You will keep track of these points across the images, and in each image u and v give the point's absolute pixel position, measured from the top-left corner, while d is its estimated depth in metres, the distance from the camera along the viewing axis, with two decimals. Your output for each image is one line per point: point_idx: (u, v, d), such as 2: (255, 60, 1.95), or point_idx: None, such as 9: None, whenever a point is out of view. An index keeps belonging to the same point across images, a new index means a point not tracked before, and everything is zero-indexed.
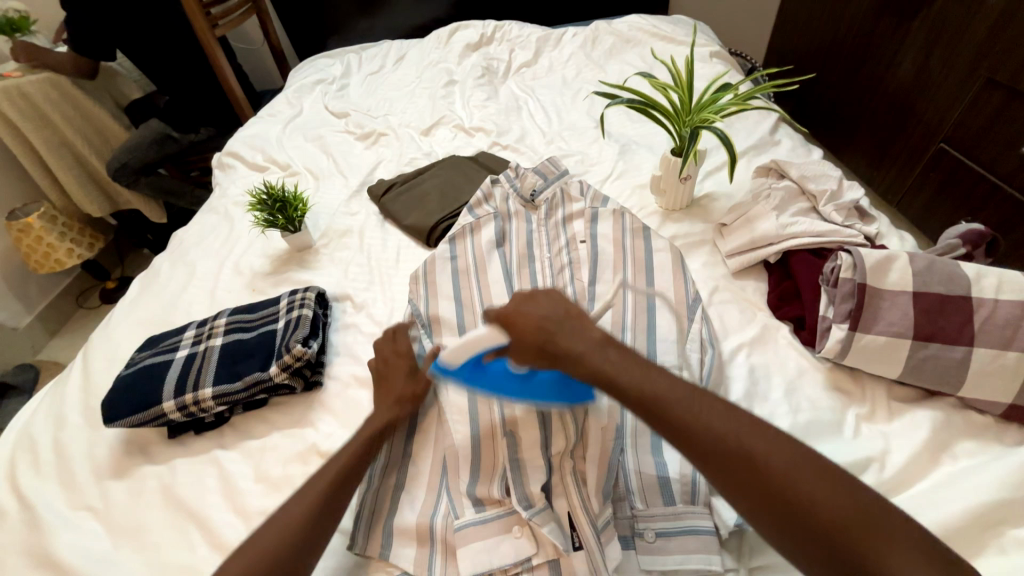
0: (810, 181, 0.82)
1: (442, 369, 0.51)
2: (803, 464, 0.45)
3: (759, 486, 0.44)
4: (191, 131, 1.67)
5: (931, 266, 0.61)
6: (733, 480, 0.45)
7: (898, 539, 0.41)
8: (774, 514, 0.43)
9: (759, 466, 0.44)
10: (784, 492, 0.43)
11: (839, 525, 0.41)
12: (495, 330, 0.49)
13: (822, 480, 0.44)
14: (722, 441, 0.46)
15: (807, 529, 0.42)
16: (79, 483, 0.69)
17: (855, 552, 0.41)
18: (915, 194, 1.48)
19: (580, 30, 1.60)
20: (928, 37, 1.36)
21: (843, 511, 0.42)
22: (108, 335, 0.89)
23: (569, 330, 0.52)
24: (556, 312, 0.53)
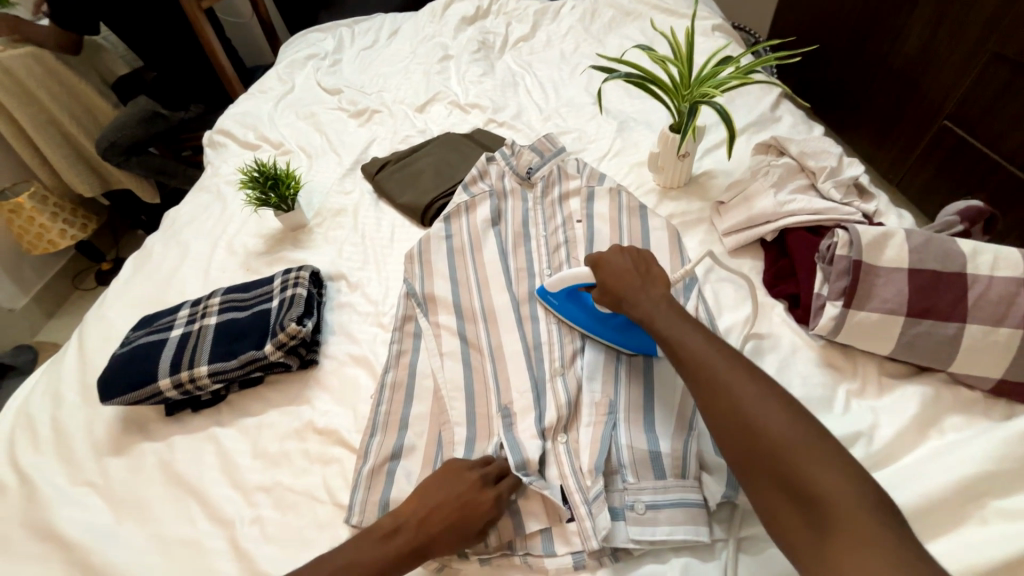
0: (810, 158, 0.80)
1: (545, 292, 0.72)
2: (781, 405, 0.46)
3: (727, 408, 0.47)
4: (180, 109, 1.64)
5: (928, 242, 0.61)
6: (714, 410, 0.47)
7: (854, 488, 0.40)
8: (742, 450, 0.45)
9: (734, 393, 0.47)
10: (747, 417, 0.45)
11: (792, 458, 0.42)
12: (589, 270, 0.67)
13: (796, 422, 0.44)
14: (709, 367, 0.50)
15: (760, 455, 0.43)
16: (79, 460, 0.70)
17: (801, 485, 0.41)
18: (916, 174, 1.46)
19: (578, 2, 1.55)
20: (936, 9, 1.32)
21: (812, 468, 0.41)
22: (103, 315, 0.89)
23: (639, 284, 0.62)
24: (633, 269, 0.64)
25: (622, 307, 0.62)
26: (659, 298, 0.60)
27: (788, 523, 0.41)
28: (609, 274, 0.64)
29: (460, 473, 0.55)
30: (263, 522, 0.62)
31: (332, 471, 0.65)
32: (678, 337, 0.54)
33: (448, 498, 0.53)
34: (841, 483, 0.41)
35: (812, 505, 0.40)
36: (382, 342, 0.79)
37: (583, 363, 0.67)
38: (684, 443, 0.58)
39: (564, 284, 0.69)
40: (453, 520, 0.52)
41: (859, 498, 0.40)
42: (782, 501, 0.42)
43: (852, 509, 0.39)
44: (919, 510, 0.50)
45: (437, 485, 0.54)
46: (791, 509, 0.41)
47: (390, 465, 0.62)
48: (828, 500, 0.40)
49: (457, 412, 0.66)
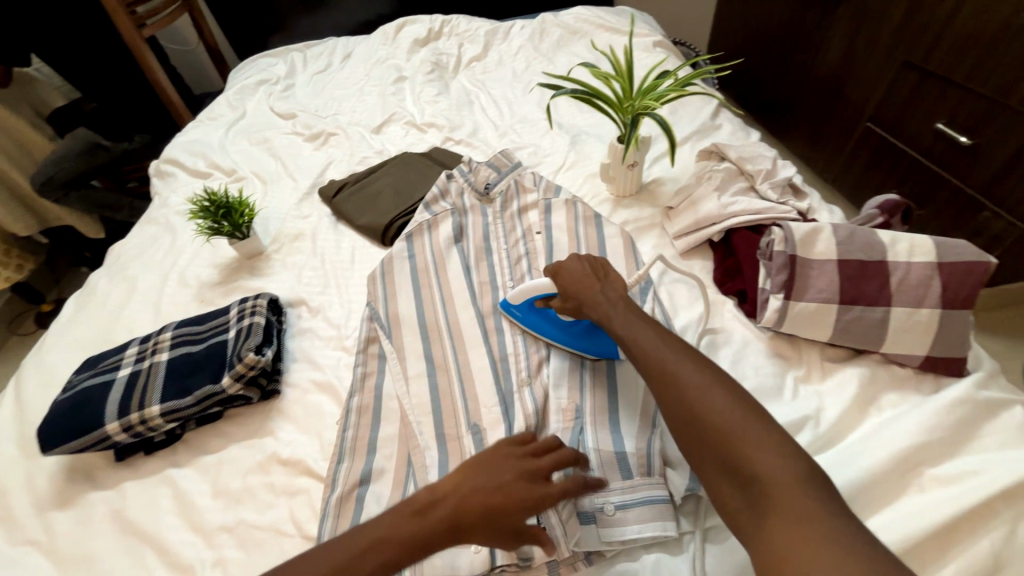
0: (747, 162, 0.86)
1: (508, 305, 0.74)
2: (724, 389, 0.48)
3: (675, 395, 0.49)
4: (125, 140, 1.59)
5: (853, 235, 0.66)
6: (663, 400, 0.50)
7: (791, 463, 0.42)
8: (690, 435, 0.47)
9: (680, 380, 0.49)
10: (692, 403, 0.47)
11: (733, 439, 0.44)
12: (548, 280, 0.69)
13: (738, 405, 0.46)
14: (659, 358, 0.52)
15: (706, 439, 0.45)
16: (18, 517, 0.65)
17: (740, 464, 0.43)
18: (849, 171, 1.57)
19: (527, 23, 1.61)
20: (851, 23, 1.44)
21: (753, 446, 0.43)
22: (42, 359, 0.83)
23: (596, 287, 0.64)
24: (589, 272, 0.66)
25: (583, 311, 0.64)
26: (615, 297, 0.62)
27: (732, 503, 0.43)
28: (567, 280, 0.66)
29: (509, 461, 0.49)
30: (225, 563, 0.59)
31: (298, 502, 0.63)
32: (631, 332, 0.57)
33: (487, 490, 0.47)
34: (779, 459, 0.42)
35: (752, 482, 0.42)
36: (347, 366, 0.77)
37: (549, 370, 0.68)
38: (648, 442, 0.60)
39: (525, 297, 0.71)
40: (493, 517, 0.45)
41: (796, 473, 0.41)
42: (726, 482, 0.44)
43: (787, 482, 0.41)
44: (864, 484, 0.53)
45: (474, 476, 0.48)
46: (734, 490, 0.43)
47: (360, 491, 0.61)
48: (768, 480, 0.41)
49: (426, 430, 0.65)
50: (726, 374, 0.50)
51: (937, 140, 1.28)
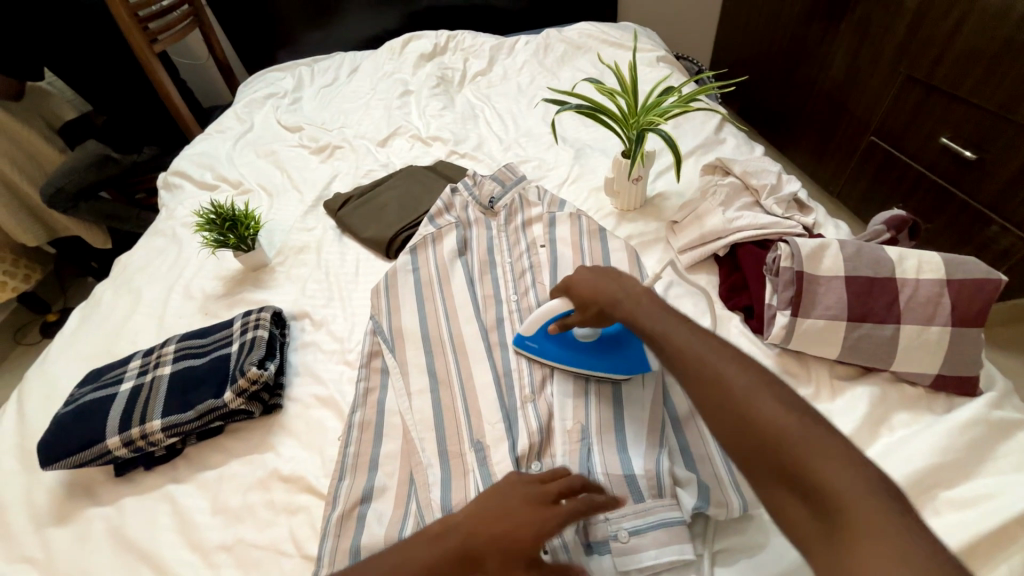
0: (752, 177, 0.86)
1: (522, 339, 0.70)
2: (773, 394, 0.46)
3: (722, 399, 0.46)
4: (134, 152, 1.60)
5: (860, 251, 0.65)
6: (708, 404, 0.47)
7: (854, 470, 0.39)
8: (740, 440, 0.44)
9: (724, 381, 0.47)
10: (741, 406, 0.45)
11: (788, 444, 0.41)
12: (564, 299, 0.68)
13: (789, 409, 0.44)
14: (699, 361, 0.50)
15: (758, 445, 0.43)
16: (15, 534, 0.64)
17: (799, 471, 0.40)
18: (854, 184, 1.57)
19: (532, 39, 1.63)
20: (854, 39, 1.46)
21: (811, 452, 0.40)
22: (45, 371, 0.83)
23: (615, 287, 0.64)
24: (604, 275, 0.67)
25: (607, 313, 0.63)
26: (635, 294, 0.62)
27: (793, 515, 0.40)
28: (585, 287, 0.66)
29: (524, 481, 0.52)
30: None
31: (299, 521, 0.62)
32: (665, 333, 0.55)
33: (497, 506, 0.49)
34: (838, 464, 0.39)
35: (813, 492, 0.39)
36: (349, 380, 0.77)
37: (553, 389, 0.67)
38: (657, 461, 0.57)
39: (538, 325, 0.69)
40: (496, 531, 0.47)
41: (861, 483, 0.38)
42: (783, 492, 0.41)
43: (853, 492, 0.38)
44: None
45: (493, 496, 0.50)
46: (794, 500, 0.40)
47: (361, 509, 0.60)
48: (832, 489, 0.38)
49: (429, 447, 0.65)
50: (773, 378, 0.48)
51: (942, 154, 1.28)
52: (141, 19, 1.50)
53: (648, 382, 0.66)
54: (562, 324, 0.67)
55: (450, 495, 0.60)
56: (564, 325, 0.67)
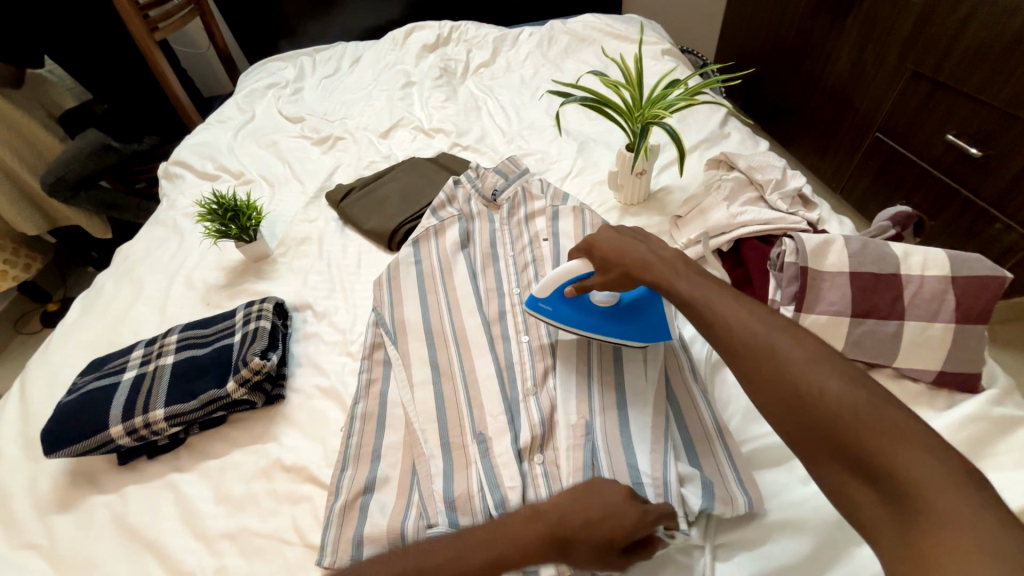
0: (757, 172, 0.86)
1: (541, 301, 0.68)
2: (833, 368, 0.42)
3: (775, 377, 0.43)
4: (134, 141, 1.58)
5: (865, 246, 0.65)
6: (761, 381, 0.44)
7: (931, 454, 0.35)
8: (798, 420, 0.41)
9: (778, 357, 0.44)
10: (797, 384, 0.42)
11: (853, 424, 0.38)
12: (583, 261, 0.67)
13: (853, 386, 0.40)
14: (747, 333, 0.47)
15: (818, 425, 0.40)
16: (19, 520, 0.64)
17: (864, 453, 0.37)
18: (857, 181, 1.57)
19: (535, 30, 1.62)
20: (860, 34, 1.45)
21: (881, 435, 0.37)
22: (47, 359, 0.84)
23: (642, 249, 0.63)
24: (628, 237, 0.66)
25: (632, 275, 0.62)
26: (662, 255, 0.62)
27: (856, 497, 0.37)
28: (607, 249, 0.65)
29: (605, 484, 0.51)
30: (226, 571, 0.58)
31: (301, 510, 0.63)
32: (708, 304, 0.52)
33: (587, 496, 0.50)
34: (909, 446, 0.36)
35: (878, 475, 0.36)
36: (351, 372, 0.77)
37: (556, 383, 0.68)
38: (663, 463, 0.57)
39: (557, 287, 0.68)
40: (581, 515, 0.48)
41: (937, 465, 0.35)
42: (846, 475, 0.38)
43: (927, 475, 0.34)
44: None
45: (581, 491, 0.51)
46: (860, 484, 0.37)
47: (363, 500, 0.60)
48: (905, 476, 0.35)
49: (431, 438, 0.65)
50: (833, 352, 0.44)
51: (948, 152, 1.27)
52: (141, 7, 1.49)
53: (651, 378, 0.66)
54: (580, 286, 0.67)
55: (452, 485, 0.60)
56: (582, 287, 0.67)
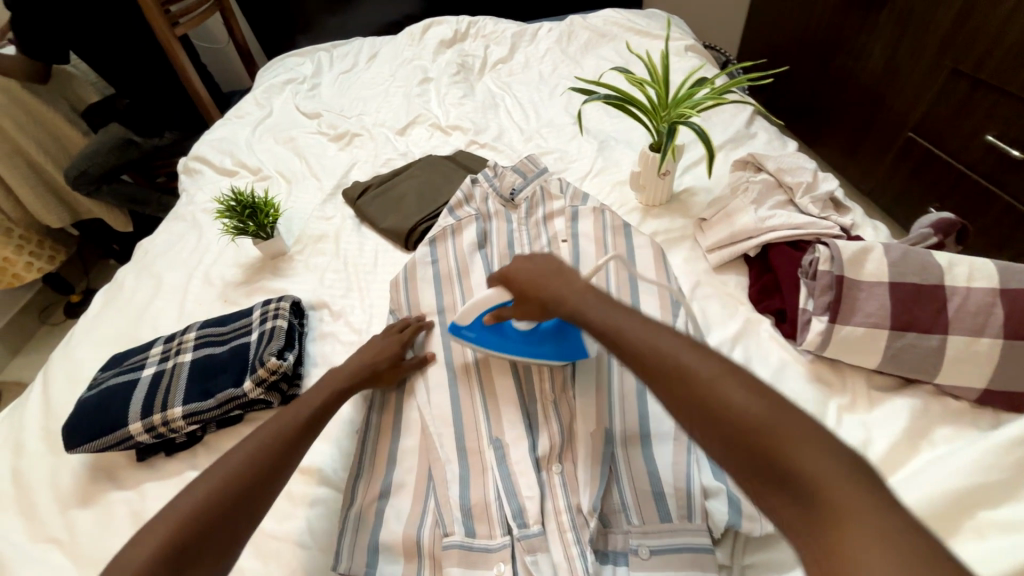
0: (786, 174, 0.82)
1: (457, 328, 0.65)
2: (737, 376, 0.40)
3: (685, 391, 0.41)
4: (154, 135, 1.59)
5: (906, 255, 0.62)
6: (674, 399, 0.41)
7: (836, 457, 0.34)
8: (714, 436, 0.39)
9: (684, 371, 0.42)
10: (706, 398, 0.40)
11: (760, 435, 0.37)
12: (499, 290, 0.63)
13: (758, 393, 0.38)
14: (651, 347, 0.45)
15: (733, 438, 0.38)
16: (41, 513, 0.65)
17: (774, 462, 0.36)
18: (887, 183, 1.51)
19: (554, 25, 1.59)
20: (895, 29, 1.39)
21: (791, 437, 0.36)
22: (70, 353, 0.84)
23: (558, 283, 0.56)
24: (548, 268, 0.59)
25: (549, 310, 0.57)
26: (579, 289, 0.55)
27: (776, 509, 0.35)
28: (523, 283, 0.60)
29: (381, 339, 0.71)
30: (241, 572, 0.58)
31: (316, 514, 0.62)
32: (609, 320, 0.49)
33: (370, 350, 0.69)
34: (814, 450, 0.35)
35: (792, 483, 0.35)
36: None
37: (576, 391, 0.63)
38: (687, 478, 0.55)
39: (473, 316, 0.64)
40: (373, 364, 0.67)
41: (839, 466, 0.34)
42: (762, 486, 0.36)
43: (832, 477, 0.34)
44: None
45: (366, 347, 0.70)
46: (774, 495, 0.36)
47: (379, 505, 0.60)
48: (815, 482, 0.34)
49: (447, 443, 0.64)
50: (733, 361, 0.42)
51: (987, 154, 1.21)
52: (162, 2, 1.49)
53: None
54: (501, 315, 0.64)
55: (469, 491, 0.60)
56: (502, 316, 0.64)
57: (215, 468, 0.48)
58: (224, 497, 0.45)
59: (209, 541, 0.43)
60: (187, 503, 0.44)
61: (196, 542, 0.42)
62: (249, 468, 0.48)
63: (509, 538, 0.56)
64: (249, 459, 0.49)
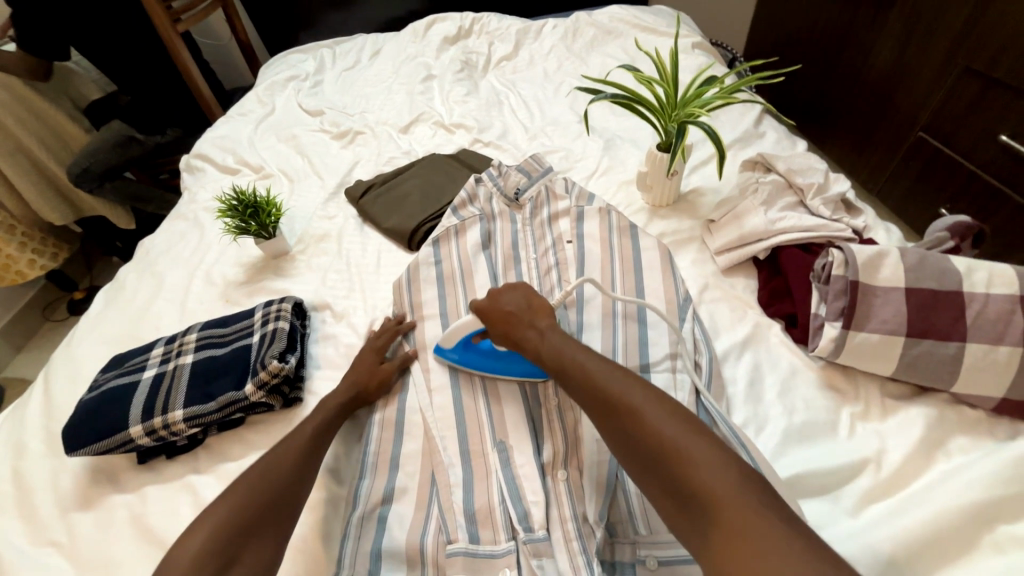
0: (797, 175, 0.80)
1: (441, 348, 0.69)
2: (662, 406, 0.47)
3: (620, 419, 0.48)
4: (157, 133, 1.58)
5: (923, 260, 0.60)
6: (611, 425, 0.48)
7: (732, 475, 0.41)
8: (641, 458, 0.45)
9: (619, 400, 0.49)
10: (632, 423, 0.47)
11: (675, 457, 0.43)
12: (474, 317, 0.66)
13: (676, 421, 0.46)
14: (594, 378, 0.52)
15: (654, 459, 0.44)
16: (42, 516, 0.65)
17: (683, 481, 0.42)
18: (896, 183, 1.49)
19: (559, 21, 1.57)
20: (905, 26, 1.36)
21: (698, 457, 0.43)
22: (70, 354, 0.84)
23: (526, 320, 0.62)
24: (520, 306, 0.64)
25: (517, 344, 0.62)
26: (544, 327, 0.60)
27: (683, 523, 0.42)
28: (496, 317, 0.64)
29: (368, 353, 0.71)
30: None
31: None
32: (562, 352, 0.56)
33: (357, 366, 0.69)
34: (714, 470, 0.42)
35: (696, 499, 0.41)
36: None
37: None
38: None
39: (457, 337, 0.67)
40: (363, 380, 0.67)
41: (735, 482, 0.41)
42: (671, 504, 0.43)
43: (728, 493, 0.40)
44: (930, 538, 0.48)
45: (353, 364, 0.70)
46: (680, 512, 0.42)
47: (381, 511, 0.59)
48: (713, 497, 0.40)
49: (451, 448, 0.63)
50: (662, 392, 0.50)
51: (1000, 154, 1.19)
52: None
53: (682, 399, 0.62)
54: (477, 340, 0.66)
55: (474, 498, 0.58)
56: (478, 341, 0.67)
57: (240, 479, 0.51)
58: (252, 508, 0.48)
59: (248, 549, 0.46)
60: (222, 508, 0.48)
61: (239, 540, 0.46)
62: (272, 481, 0.51)
63: (514, 544, 0.55)
64: (269, 470, 0.53)
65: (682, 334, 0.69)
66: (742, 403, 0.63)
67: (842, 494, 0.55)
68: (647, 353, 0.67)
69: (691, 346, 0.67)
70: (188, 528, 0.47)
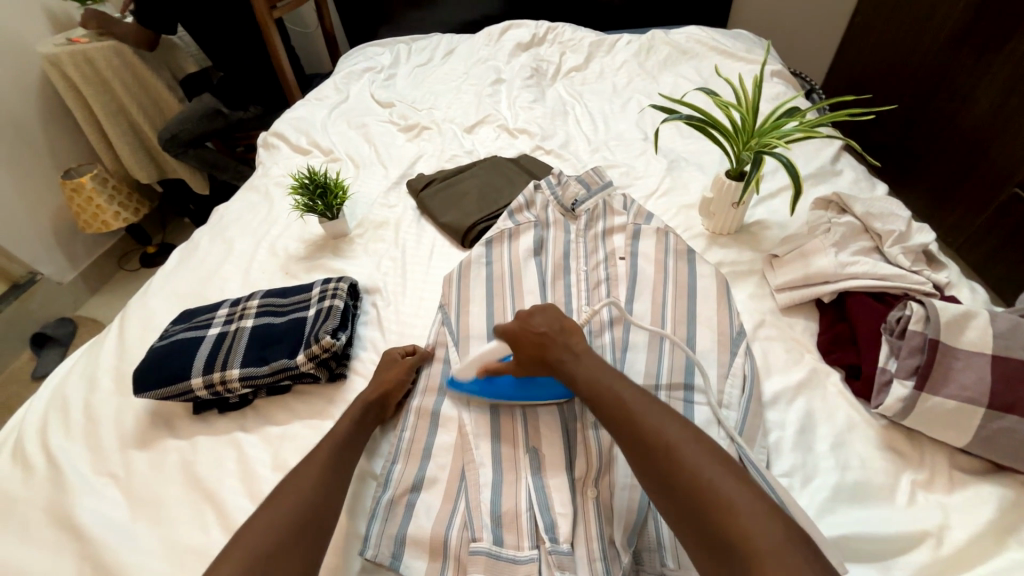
0: (875, 220, 0.76)
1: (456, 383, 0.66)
2: (701, 446, 0.46)
3: (654, 454, 0.47)
4: (241, 109, 1.70)
5: (1016, 328, 0.56)
6: (645, 459, 0.47)
7: (775, 528, 0.40)
8: (676, 496, 0.44)
9: (655, 435, 0.48)
10: (669, 461, 0.46)
11: (713, 501, 0.42)
12: (502, 342, 0.63)
13: (716, 464, 0.45)
14: (626, 409, 0.51)
15: (689, 500, 0.43)
16: (105, 449, 0.70)
17: (719, 527, 0.41)
18: (980, 240, 1.39)
19: (634, 38, 1.56)
20: (1009, 77, 1.26)
21: (737, 502, 0.42)
22: (144, 303, 0.91)
23: (561, 343, 0.60)
24: (554, 326, 0.62)
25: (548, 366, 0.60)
26: (579, 351, 0.59)
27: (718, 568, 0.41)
28: (529, 341, 0.61)
29: (393, 360, 0.72)
30: None
31: None
32: (591, 378, 0.55)
33: (382, 374, 0.70)
34: (755, 519, 0.41)
35: (734, 550, 0.40)
36: None
37: None
38: None
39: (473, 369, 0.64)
40: (386, 388, 0.68)
41: (778, 536, 0.40)
42: (705, 550, 0.42)
43: (770, 546, 0.39)
44: None
45: (379, 370, 0.71)
46: (717, 559, 0.41)
47: (410, 497, 0.60)
48: (754, 549, 0.39)
49: (483, 446, 0.63)
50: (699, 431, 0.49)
51: None
52: None
53: (722, 438, 0.59)
54: (498, 369, 0.63)
55: (501, 500, 0.59)
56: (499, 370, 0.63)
57: (282, 490, 0.53)
58: (292, 525, 0.49)
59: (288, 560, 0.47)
60: (263, 521, 0.49)
61: (280, 550, 0.47)
62: (310, 499, 0.52)
63: (538, 552, 0.55)
64: (312, 484, 0.53)
65: (731, 369, 0.67)
66: (789, 449, 0.60)
67: (893, 565, 0.51)
68: (692, 383, 0.65)
69: (739, 382, 0.65)
70: (231, 541, 0.48)
